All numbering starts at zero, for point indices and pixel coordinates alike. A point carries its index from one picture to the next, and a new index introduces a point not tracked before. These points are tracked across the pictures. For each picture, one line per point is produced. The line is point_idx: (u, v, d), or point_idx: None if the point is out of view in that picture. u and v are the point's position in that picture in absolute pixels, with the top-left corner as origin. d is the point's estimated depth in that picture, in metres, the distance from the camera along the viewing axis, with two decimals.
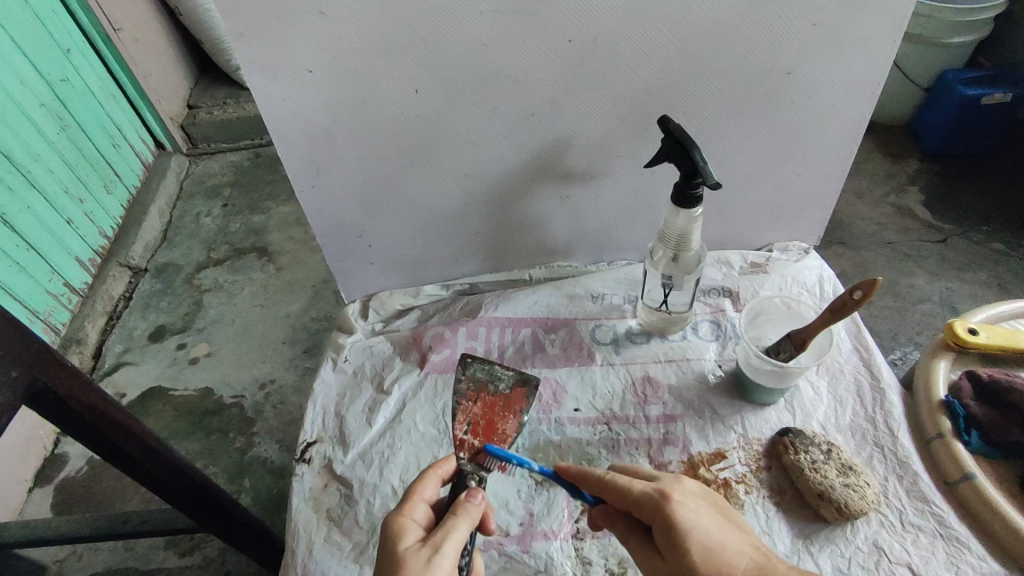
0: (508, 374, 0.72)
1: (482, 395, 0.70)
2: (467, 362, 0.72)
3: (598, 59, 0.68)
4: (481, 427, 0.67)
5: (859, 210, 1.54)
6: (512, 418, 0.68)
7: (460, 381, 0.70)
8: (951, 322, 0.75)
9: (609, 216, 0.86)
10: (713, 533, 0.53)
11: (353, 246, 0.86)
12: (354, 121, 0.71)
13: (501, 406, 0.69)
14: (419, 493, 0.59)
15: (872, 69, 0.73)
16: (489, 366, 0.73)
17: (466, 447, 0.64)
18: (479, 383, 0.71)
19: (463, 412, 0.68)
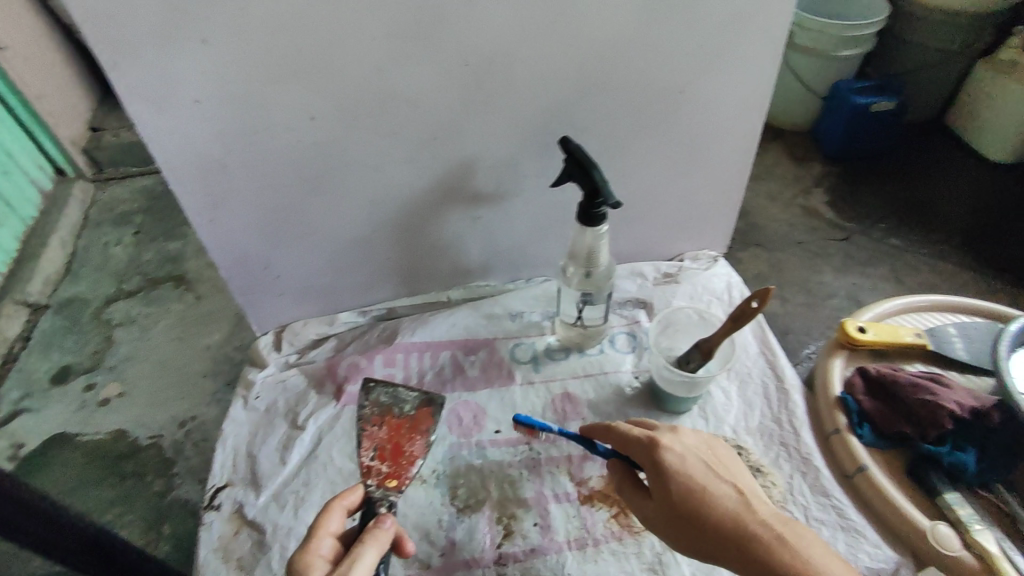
0: (412, 396, 0.74)
1: (387, 419, 0.72)
2: (371, 387, 0.74)
3: (495, 81, 0.68)
4: (387, 451, 0.69)
5: (773, 212, 1.61)
6: (418, 438, 0.71)
7: (364, 407, 0.72)
8: (844, 322, 0.80)
9: (522, 235, 0.87)
10: (696, 473, 0.57)
11: (261, 278, 0.83)
12: (249, 150, 0.68)
13: (407, 427, 0.71)
14: (323, 527, 0.56)
15: (756, 86, 0.77)
16: (393, 388, 0.75)
17: (374, 474, 0.66)
18: (384, 407, 0.73)
19: (369, 437, 0.70)
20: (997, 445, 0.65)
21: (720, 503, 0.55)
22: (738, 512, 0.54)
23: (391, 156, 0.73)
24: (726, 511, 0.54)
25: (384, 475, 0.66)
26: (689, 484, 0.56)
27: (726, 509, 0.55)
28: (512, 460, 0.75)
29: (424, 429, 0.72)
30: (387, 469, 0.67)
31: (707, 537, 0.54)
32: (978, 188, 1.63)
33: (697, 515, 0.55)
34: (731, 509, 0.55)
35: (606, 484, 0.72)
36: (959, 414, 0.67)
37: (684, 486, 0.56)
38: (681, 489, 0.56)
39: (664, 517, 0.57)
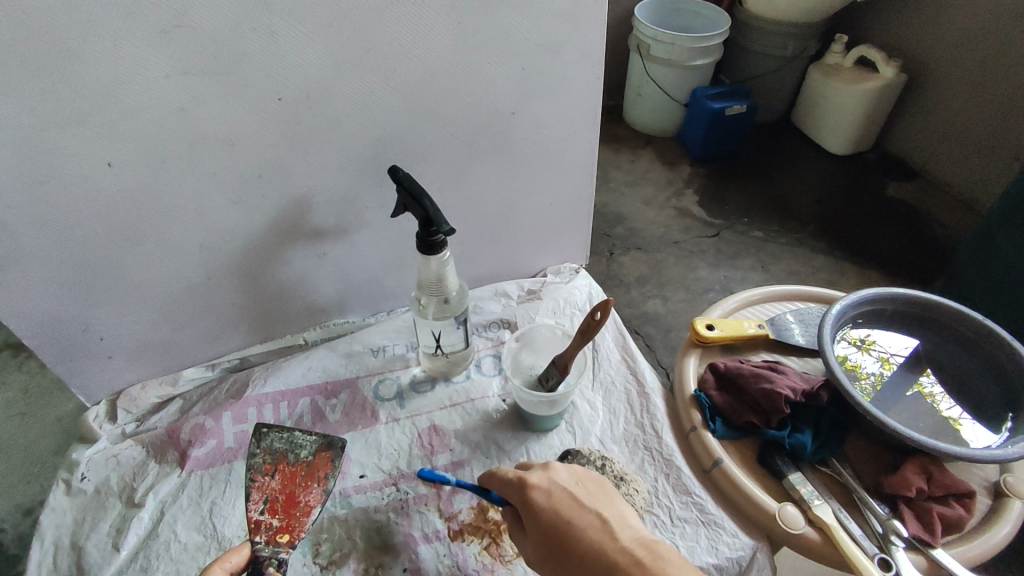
0: (310, 440, 0.71)
1: (280, 466, 0.68)
2: (262, 433, 0.70)
3: (315, 114, 0.66)
4: (280, 503, 0.65)
5: (647, 216, 1.68)
6: (315, 487, 0.67)
7: (256, 455, 0.68)
8: (694, 321, 0.83)
9: (376, 266, 0.85)
10: (562, 507, 0.55)
11: (82, 343, 0.74)
12: (35, 206, 0.61)
13: (303, 476, 0.68)
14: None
15: (585, 104, 0.80)
16: (289, 433, 0.71)
17: (264, 529, 0.63)
18: (278, 454, 0.69)
19: (259, 488, 0.66)
20: (828, 422, 0.70)
21: (585, 535, 0.53)
22: (601, 541, 0.53)
23: (214, 199, 0.68)
24: (589, 544, 0.53)
25: (275, 530, 0.63)
26: (556, 520, 0.55)
27: (591, 540, 0.53)
28: (378, 505, 0.71)
29: (322, 477, 0.68)
30: (279, 522, 0.64)
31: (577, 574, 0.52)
32: (823, 178, 1.79)
33: (565, 552, 0.53)
34: (594, 539, 0.53)
35: (476, 516, 0.70)
36: (793, 398, 0.70)
37: (551, 523, 0.55)
38: (549, 529, 0.54)
39: (540, 558, 0.55)
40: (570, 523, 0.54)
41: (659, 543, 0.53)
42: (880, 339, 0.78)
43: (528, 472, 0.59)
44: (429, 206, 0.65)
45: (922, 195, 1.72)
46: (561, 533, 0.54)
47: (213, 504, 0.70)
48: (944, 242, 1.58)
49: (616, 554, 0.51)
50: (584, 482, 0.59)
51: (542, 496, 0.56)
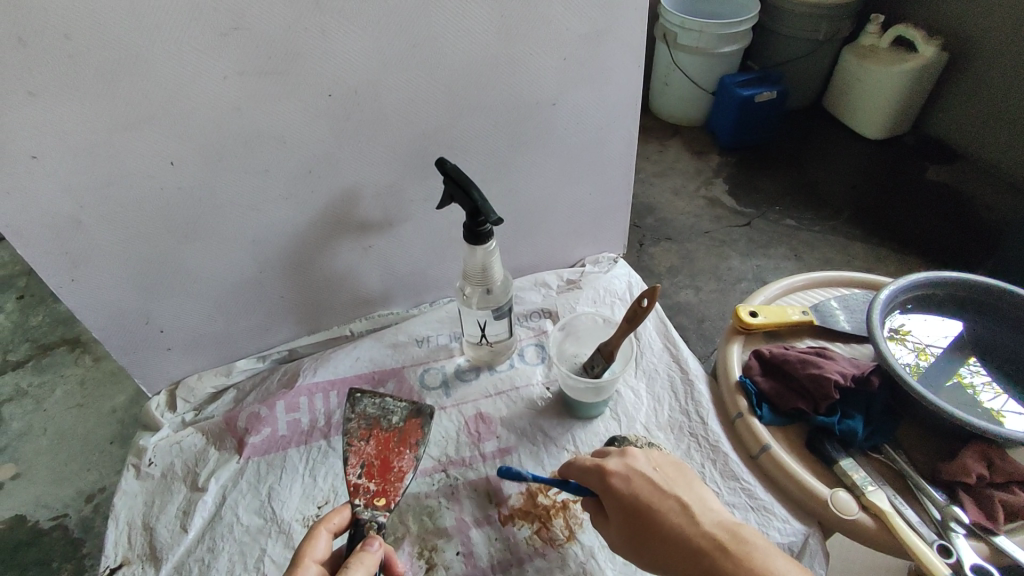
0: (400, 406, 0.73)
1: (374, 432, 0.71)
2: (358, 398, 0.73)
3: (362, 110, 0.67)
4: (376, 468, 0.68)
5: (678, 205, 1.67)
6: (408, 452, 0.70)
7: (351, 421, 0.71)
8: (736, 309, 0.83)
9: (419, 259, 0.86)
10: (641, 490, 0.57)
11: (144, 336, 0.77)
12: (104, 205, 0.63)
13: (396, 441, 0.70)
14: (309, 555, 0.55)
15: (625, 92, 0.80)
16: (381, 400, 0.74)
17: (362, 492, 0.65)
18: (372, 420, 0.71)
19: (356, 453, 0.69)
20: (879, 409, 0.69)
21: (666, 517, 0.54)
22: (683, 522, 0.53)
23: (266, 196, 0.70)
24: (671, 528, 0.54)
25: (372, 493, 0.65)
26: (639, 503, 0.56)
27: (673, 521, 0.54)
28: (429, 490, 0.73)
29: (413, 442, 0.71)
30: (376, 486, 0.66)
31: (662, 555, 0.53)
32: (859, 164, 1.75)
33: (650, 537, 0.54)
34: (675, 523, 0.54)
35: (525, 500, 0.71)
36: (843, 383, 0.69)
37: (633, 507, 0.56)
38: (632, 512, 0.56)
39: (626, 542, 0.57)
40: (651, 505, 0.55)
41: (741, 523, 0.53)
42: (914, 329, 0.76)
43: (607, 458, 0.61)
44: (477, 198, 0.66)
45: (964, 178, 1.67)
46: (643, 515, 0.55)
47: (272, 489, 0.73)
48: (989, 226, 1.54)
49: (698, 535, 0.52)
50: (662, 465, 0.60)
51: (623, 480, 0.58)
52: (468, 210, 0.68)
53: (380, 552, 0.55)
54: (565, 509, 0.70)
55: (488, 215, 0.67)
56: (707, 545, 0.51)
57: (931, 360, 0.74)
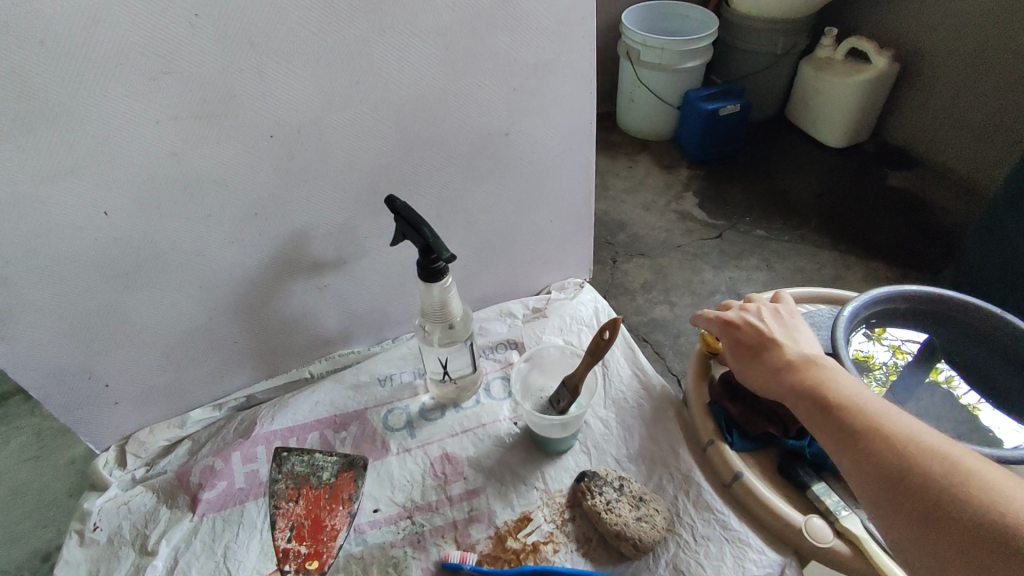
0: (331, 461, 0.76)
1: (304, 491, 0.73)
2: (284, 458, 0.76)
3: (308, 149, 0.65)
4: (306, 529, 0.70)
5: (649, 221, 1.67)
6: (340, 508, 0.71)
7: (279, 482, 0.74)
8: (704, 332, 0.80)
9: (380, 295, 0.84)
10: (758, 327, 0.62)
11: (88, 391, 0.73)
12: (33, 258, 0.60)
13: (325, 499, 0.72)
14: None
15: (579, 119, 0.79)
16: (310, 457, 0.76)
17: (292, 557, 0.68)
18: (300, 478, 0.74)
19: (285, 515, 0.71)
20: None
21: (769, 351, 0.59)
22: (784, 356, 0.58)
23: (211, 239, 0.67)
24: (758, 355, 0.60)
25: (304, 557, 0.68)
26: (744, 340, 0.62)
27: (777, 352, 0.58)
28: (394, 540, 0.70)
29: (345, 497, 0.73)
30: (307, 547, 0.69)
31: (765, 382, 0.58)
32: (822, 172, 1.77)
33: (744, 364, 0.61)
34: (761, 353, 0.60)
35: (494, 545, 0.69)
36: None
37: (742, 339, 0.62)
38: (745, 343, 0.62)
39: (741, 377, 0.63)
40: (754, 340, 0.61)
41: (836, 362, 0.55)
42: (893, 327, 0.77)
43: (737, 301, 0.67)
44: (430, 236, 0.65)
45: (924, 183, 1.70)
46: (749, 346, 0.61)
47: (227, 548, 0.69)
48: (952, 229, 1.56)
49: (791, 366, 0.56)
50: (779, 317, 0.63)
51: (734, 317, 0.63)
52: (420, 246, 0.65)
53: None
54: (536, 553, 0.68)
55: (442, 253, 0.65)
56: (794, 370, 0.55)
57: (909, 359, 0.75)
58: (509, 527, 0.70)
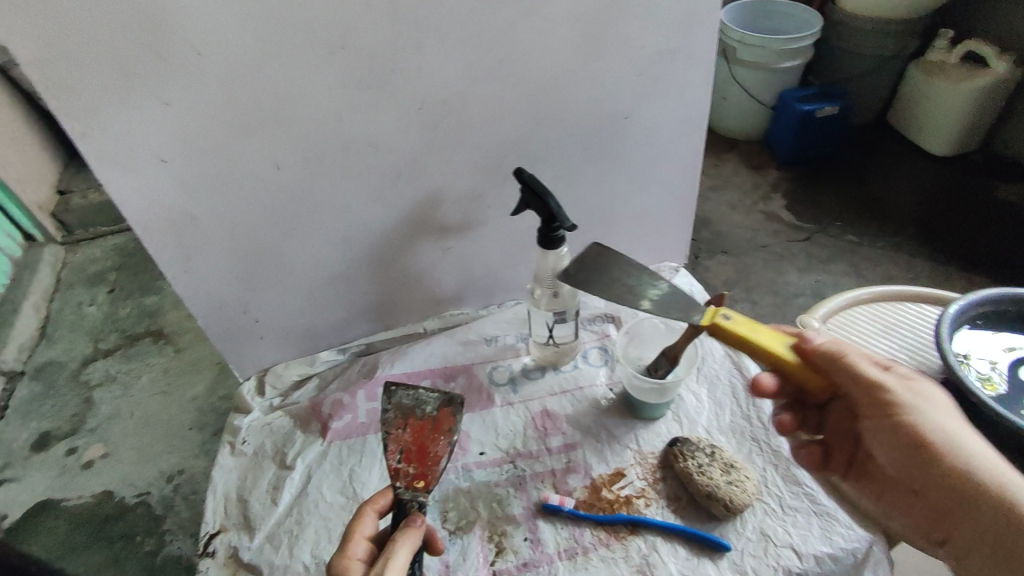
0: (433, 396, 0.73)
1: (410, 421, 0.71)
2: (392, 389, 0.73)
3: (450, 120, 0.73)
4: (413, 453, 0.68)
5: (734, 219, 1.67)
6: (443, 438, 0.70)
7: (388, 411, 0.71)
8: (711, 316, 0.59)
9: (493, 261, 0.91)
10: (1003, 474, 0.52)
11: (241, 324, 0.85)
12: (217, 202, 0.71)
13: (429, 428, 0.70)
14: (358, 532, 0.61)
15: (695, 105, 0.83)
16: (414, 390, 0.74)
17: (402, 476, 0.67)
18: (406, 409, 0.72)
19: (394, 440, 0.70)
20: None
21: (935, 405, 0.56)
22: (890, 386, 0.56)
23: (359, 196, 0.76)
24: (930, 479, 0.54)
25: (412, 477, 0.67)
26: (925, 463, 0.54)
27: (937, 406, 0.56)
28: (498, 480, 0.77)
29: (447, 429, 0.71)
30: (414, 470, 0.67)
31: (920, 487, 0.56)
32: (923, 180, 1.72)
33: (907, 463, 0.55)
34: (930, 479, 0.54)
35: (589, 494, 0.75)
36: None
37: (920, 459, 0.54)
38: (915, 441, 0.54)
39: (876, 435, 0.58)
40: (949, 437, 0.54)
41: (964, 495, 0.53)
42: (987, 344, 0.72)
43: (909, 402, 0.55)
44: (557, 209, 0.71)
45: None
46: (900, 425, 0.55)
47: (352, 471, 0.79)
48: None
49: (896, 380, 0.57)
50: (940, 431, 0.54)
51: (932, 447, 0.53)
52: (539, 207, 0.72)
53: (422, 530, 0.59)
54: (627, 504, 0.74)
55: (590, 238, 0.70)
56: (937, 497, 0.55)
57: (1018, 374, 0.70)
58: (603, 480, 0.76)
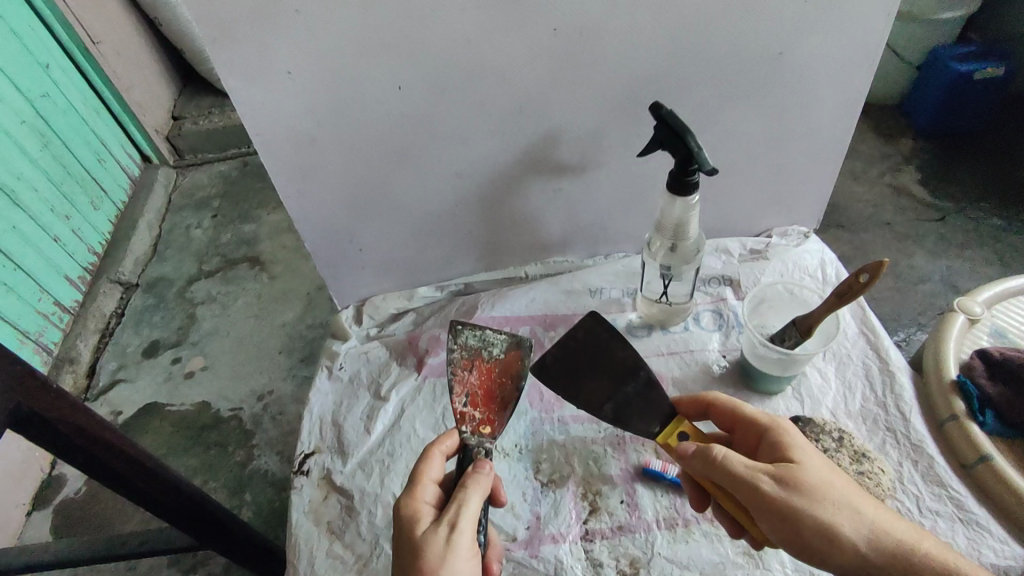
0: (501, 338, 0.72)
1: (477, 363, 0.70)
2: (459, 329, 0.72)
3: (585, 48, 0.66)
4: (479, 397, 0.68)
5: (855, 191, 1.46)
6: (509, 384, 0.69)
7: (454, 351, 0.71)
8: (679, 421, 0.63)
9: (604, 209, 0.85)
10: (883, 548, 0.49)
11: (346, 253, 0.84)
12: (336, 124, 0.68)
13: (496, 372, 0.69)
14: (425, 475, 0.57)
15: (866, 47, 0.71)
16: (481, 331, 0.72)
17: (468, 419, 0.65)
18: (473, 350, 0.71)
19: (460, 382, 0.69)
20: None
21: (825, 506, 0.50)
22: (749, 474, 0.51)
23: (478, 128, 0.71)
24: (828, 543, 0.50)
25: (478, 421, 0.65)
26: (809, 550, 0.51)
27: (830, 508, 0.50)
28: (595, 437, 0.74)
29: (514, 373, 0.70)
30: (480, 415, 0.66)
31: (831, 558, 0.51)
32: None
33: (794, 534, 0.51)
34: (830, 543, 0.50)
35: None
36: None
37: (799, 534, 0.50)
38: (791, 552, 0.51)
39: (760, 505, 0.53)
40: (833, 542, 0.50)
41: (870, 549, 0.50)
42: None
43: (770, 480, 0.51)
44: (608, 335, 0.72)
45: None
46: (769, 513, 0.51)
47: (446, 409, 0.78)
48: None
49: (779, 485, 0.51)
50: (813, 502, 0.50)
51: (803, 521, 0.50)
52: (588, 328, 0.73)
53: (491, 476, 0.55)
54: None
55: (644, 370, 0.69)
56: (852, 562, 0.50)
57: None
58: None
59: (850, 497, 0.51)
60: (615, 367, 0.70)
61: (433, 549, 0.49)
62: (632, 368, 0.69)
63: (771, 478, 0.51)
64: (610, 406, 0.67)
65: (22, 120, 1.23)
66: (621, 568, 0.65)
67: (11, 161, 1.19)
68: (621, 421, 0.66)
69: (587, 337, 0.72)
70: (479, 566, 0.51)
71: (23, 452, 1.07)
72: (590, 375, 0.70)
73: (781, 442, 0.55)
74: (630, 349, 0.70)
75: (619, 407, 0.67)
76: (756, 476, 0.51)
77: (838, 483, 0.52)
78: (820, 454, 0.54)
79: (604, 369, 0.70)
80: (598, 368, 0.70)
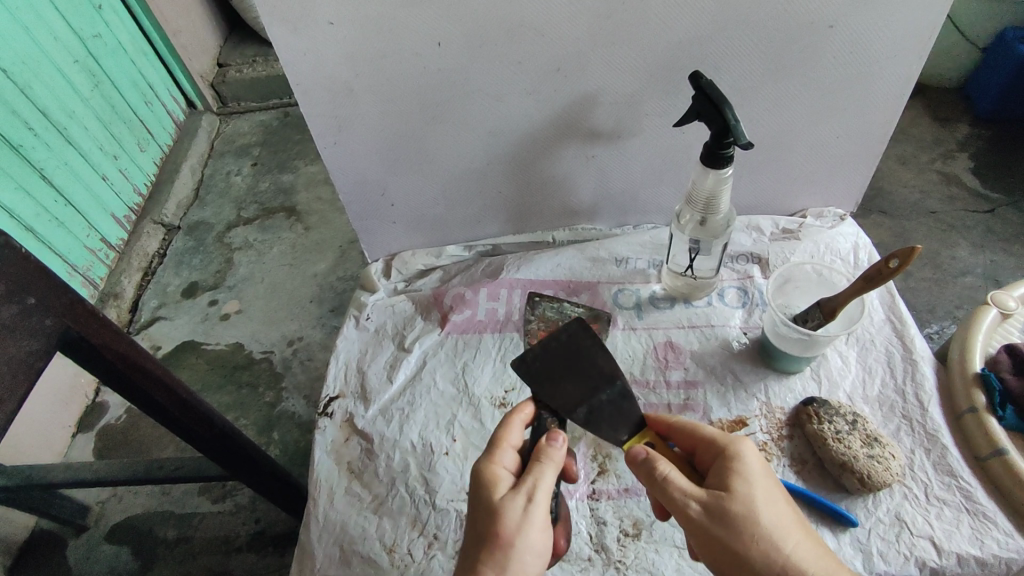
0: (578, 311, 0.82)
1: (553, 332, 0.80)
2: (537, 303, 0.82)
3: (627, 10, 0.64)
4: None
5: (901, 176, 1.41)
6: None
7: (531, 322, 0.81)
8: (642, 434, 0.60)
9: (635, 178, 0.85)
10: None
11: (377, 206, 0.86)
12: (375, 77, 0.69)
13: None
14: (506, 440, 0.57)
15: (924, 22, 0.68)
16: (558, 305, 0.83)
17: None
18: (551, 321, 0.80)
19: None
20: None
21: (743, 542, 0.48)
22: (679, 495, 0.50)
23: (513, 87, 0.71)
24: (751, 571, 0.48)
25: None
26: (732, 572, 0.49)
27: (749, 544, 0.48)
28: None
29: None
30: None
31: None
32: None
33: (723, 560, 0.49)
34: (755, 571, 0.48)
35: None
36: None
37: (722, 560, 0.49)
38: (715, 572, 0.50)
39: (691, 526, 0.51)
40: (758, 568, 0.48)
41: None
42: None
43: (697, 502, 0.49)
44: (591, 344, 0.64)
45: None
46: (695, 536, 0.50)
47: (466, 364, 0.81)
48: None
49: (705, 514, 0.49)
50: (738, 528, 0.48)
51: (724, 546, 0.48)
52: (570, 333, 0.64)
53: (564, 449, 0.56)
54: None
55: (622, 379, 0.63)
56: None
57: None
58: (723, 425, 0.73)
59: (777, 535, 0.49)
60: (592, 371, 0.63)
61: (510, 517, 0.50)
62: (607, 374, 0.63)
63: (700, 505, 0.49)
64: (583, 410, 0.61)
65: (74, 59, 1.27)
66: (624, 528, 0.67)
67: (64, 99, 1.23)
68: (592, 425, 0.61)
69: (569, 342, 0.64)
70: (548, 536, 0.53)
71: (71, 378, 1.14)
72: (569, 377, 0.62)
73: (728, 463, 0.52)
74: (606, 356, 0.64)
75: (592, 411, 0.61)
76: (686, 502, 0.50)
77: (768, 522, 0.49)
78: (766, 485, 0.51)
79: (578, 373, 0.63)
80: (575, 372, 0.63)
